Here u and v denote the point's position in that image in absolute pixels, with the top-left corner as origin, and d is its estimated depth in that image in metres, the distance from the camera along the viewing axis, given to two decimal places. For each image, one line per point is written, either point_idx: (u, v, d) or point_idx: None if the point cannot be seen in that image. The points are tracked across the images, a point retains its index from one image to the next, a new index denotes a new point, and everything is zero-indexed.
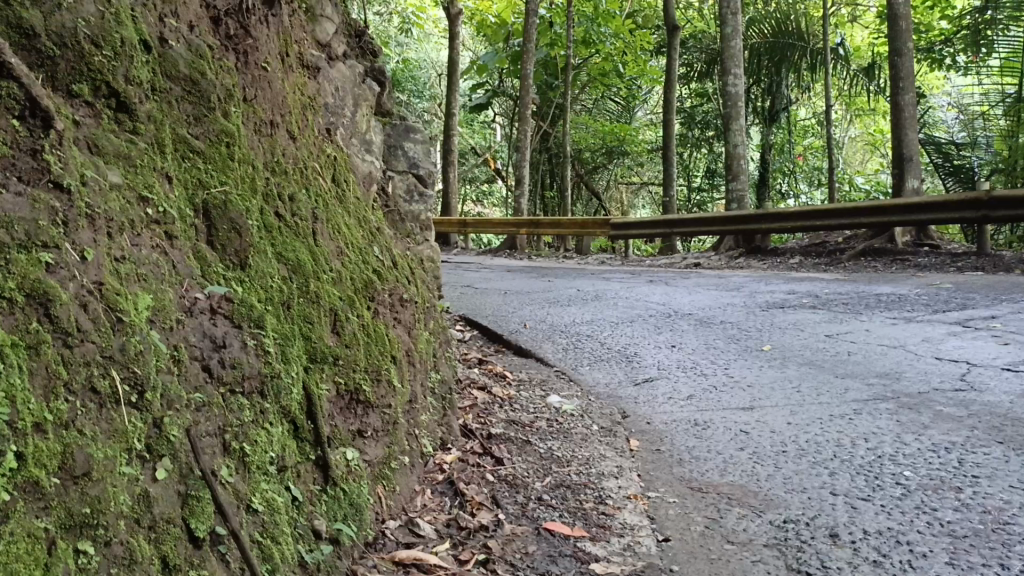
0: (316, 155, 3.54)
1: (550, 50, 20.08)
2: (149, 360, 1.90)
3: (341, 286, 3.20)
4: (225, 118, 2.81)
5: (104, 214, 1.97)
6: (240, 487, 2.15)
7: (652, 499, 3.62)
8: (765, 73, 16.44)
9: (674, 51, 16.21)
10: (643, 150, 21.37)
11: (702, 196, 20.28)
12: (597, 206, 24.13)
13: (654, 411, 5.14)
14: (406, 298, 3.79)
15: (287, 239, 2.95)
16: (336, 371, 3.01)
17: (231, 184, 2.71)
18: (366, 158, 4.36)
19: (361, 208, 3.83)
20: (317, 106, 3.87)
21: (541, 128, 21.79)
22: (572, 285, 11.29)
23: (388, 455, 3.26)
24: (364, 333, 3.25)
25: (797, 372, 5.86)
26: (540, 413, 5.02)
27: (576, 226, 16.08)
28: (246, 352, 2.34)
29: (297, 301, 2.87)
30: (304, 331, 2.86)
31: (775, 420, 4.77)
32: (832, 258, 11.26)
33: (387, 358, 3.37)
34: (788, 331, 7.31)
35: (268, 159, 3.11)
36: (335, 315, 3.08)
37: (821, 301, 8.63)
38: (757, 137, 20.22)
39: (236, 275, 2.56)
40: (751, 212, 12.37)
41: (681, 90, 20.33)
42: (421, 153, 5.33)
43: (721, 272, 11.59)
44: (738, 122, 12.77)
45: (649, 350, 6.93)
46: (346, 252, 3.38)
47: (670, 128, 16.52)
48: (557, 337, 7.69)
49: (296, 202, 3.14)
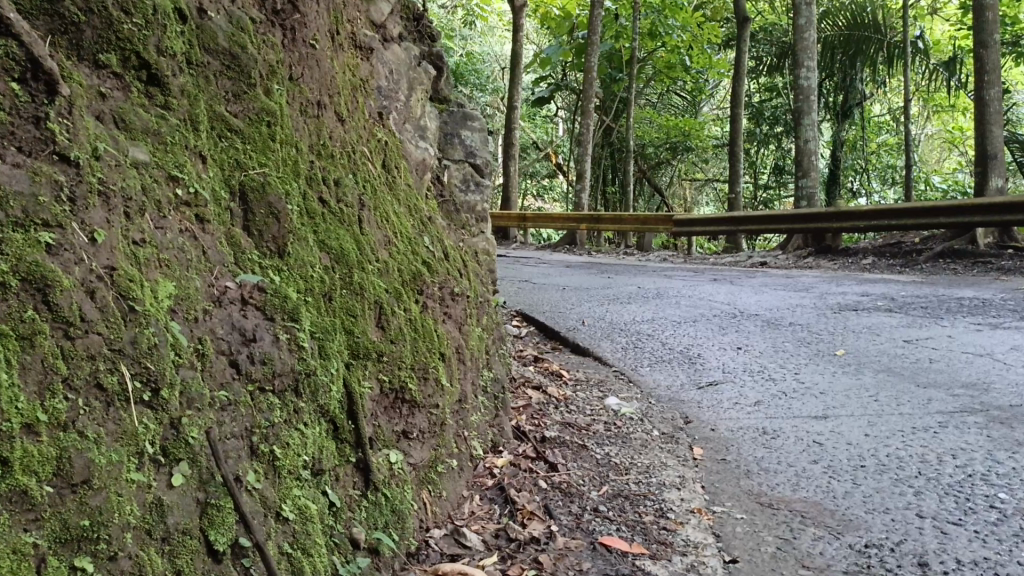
0: (365, 139, 3.36)
1: (616, 43, 19.69)
2: (165, 354, 1.72)
3: (387, 278, 3.01)
4: (267, 96, 2.64)
5: (121, 192, 1.81)
6: (268, 494, 1.96)
7: (717, 514, 3.34)
8: (839, 66, 15.74)
9: (745, 44, 15.69)
10: (709, 146, 20.84)
11: (769, 194, 19.66)
12: (660, 203, 23.65)
13: (719, 417, 4.84)
14: (458, 292, 3.57)
15: (330, 226, 2.77)
16: (380, 368, 2.82)
17: (272, 167, 2.54)
18: (421, 144, 4.16)
19: (413, 196, 3.64)
20: (369, 89, 3.70)
21: (604, 123, 21.44)
22: (633, 282, 10.98)
23: (434, 459, 3.06)
24: (411, 328, 3.04)
25: (874, 380, 5.48)
26: (597, 416, 4.78)
27: (638, 222, 15.71)
28: (278, 347, 2.13)
29: (339, 293, 2.69)
30: (346, 325, 2.68)
31: (852, 431, 4.44)
32: (907, 259, 10.69)
33: (436, 355, 3.17)
34: (863, 335, 6.90)
35: (313, 142, 2.93)
36: (380, 308, 2.89)
37: (898, 304, 8.15)
38: (828, 134, 19.49)
39: (273, 263, 2.39)
40: (822, 210, 11.84)
41: (749, 84, 19.72)
42: (479, 142, 5.15)
43: (788, 271, 11.13)
44: (809, 116, 12.24)
45: (713, 352, 6.61)
46: (395, 241, 3.19)
47: (738, 124, 16.01)
48: (617, 335, 7.42)
49: (342, 187, 2.96)
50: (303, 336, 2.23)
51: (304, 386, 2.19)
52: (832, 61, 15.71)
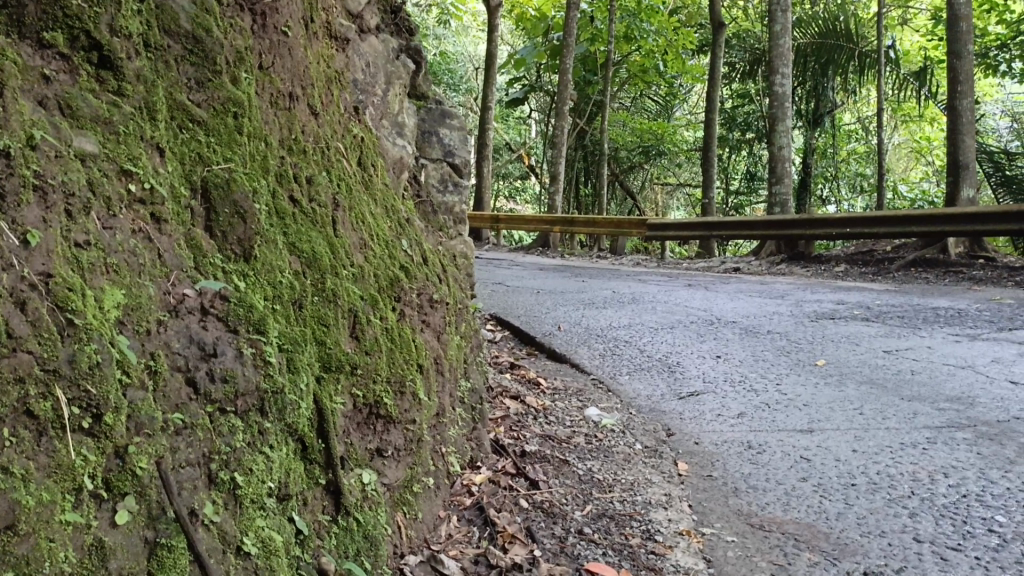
0: (341, 134, 3.15)
1: (591, 46, 19.51)
2: (110, 374, 1.52)
3: (363, 283, 2.79)
4: (234, 85, 2.42)
5: (61, 188, 1.61)
6: (228, 527, 1.75)
7: (707, 536, 3.18)
8: (811, 74, 15.69)
9: (719, 49, 15.61)
10: (682, 150, 20.76)
11: (740, 200, 19.66)
12: (632, 207, 23.56)
13: (702, 430, 4.69)
14: (436, 299, 3.37)
15: (302, 228, 2.55)
16: (353, 382, 2.60)
17: (239, 161, 2.32)
18: (398, 142, 3.95)
19: (390, 196, 3.43)
20: (344, 81, 3.49)
21: (577, 125, 21.30)
22: (608, 286, 10.83)
23: (409, 479, 2.86)
24: (387, 338, 2.83)
25: (858, 392, 5.36)
26: (577, 428, 4.60)
27: (611, 225, 15.58)
28: (242, 363, 1.91)
29: (309, 300, 2.47)
30: (317, 336, 2.47)
31: (839, 447, 4.30)
32: (880, 268, 10.65)
33: (414, 367, 2.97)
34: (843, 344, 6.80)
35: (284, 137, 2.72)
36: (354, 317, 2.67)
37: (875, 313, 8.08)
38: (800, 140, 19.50)
39: (237, 268, 2.18)
40: (795, 216, 11.77)
41: (723, 89, 19.67)
42: (458, 141, 4.96)
43: (763, 278, 11.07)
44: (784, 122, 12.17)
45: (693, 360, 6.47)
46: (371, 244, 2.97)
47: (712, 129, 15.92)
48: (594, 342, 7.26)
49: (315, 185, 2.74)
50: (272, 349, 2.02)
51: (273, 405, 1.98)
52: (805, 68, 15.66)
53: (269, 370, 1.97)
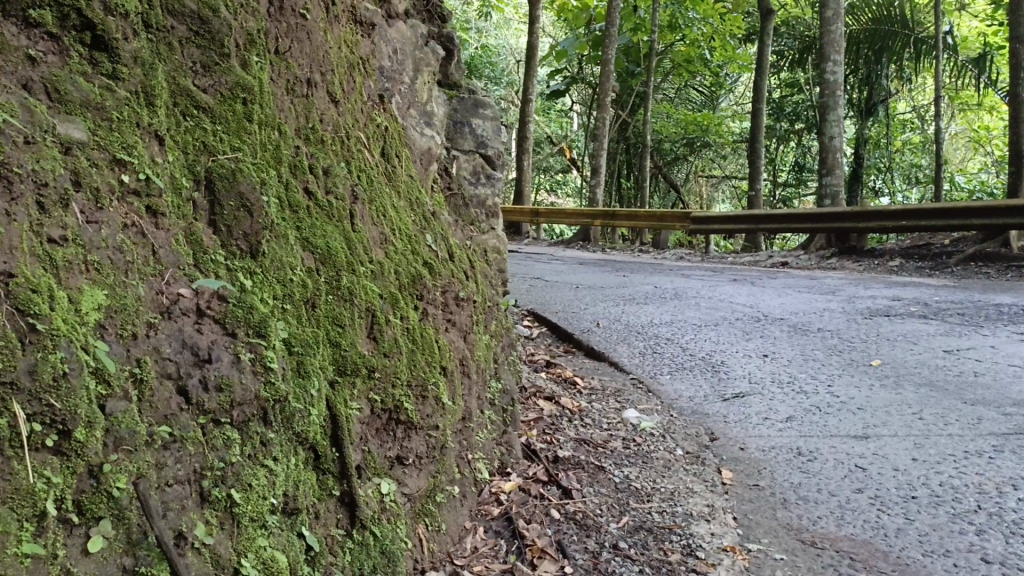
0: (362, 124, 2.99)
1: (634, 36, 19.12)
2: (78, 386, 1.37)
3: (382, 281, 2.63)
4: (244, 69, 2.26)
5: (30, 178, 1.47)
6: (222, 550, 1.59)
7: (753, 552, 2.97)
8: (864, 62, 15.13)
9: (767, 38, 15.18)
10: (727, 141, 20.30)
11: (788, 192, 19.15)
12: (676, 199, 23.17)
13: (748, 434, 4.45)
14: (463, 297, 3.19)
15: (317, 222, 2.40)
16: (371, 387, 2.45)
17: (248, 151, 2.17)
18: (427, 132, 3.79)
19: (414, 187, 3.27)
20: (370, 68, 3.33)
21: (620, 117, 20.96)
22: (649, 281, 10.57)
23: (432, 489, 2.69)
24: (408, 338, 2.67)
25: (916, 395, 5.07)
26: (615, 431, 4.41)
27: (653, 218, 15.28)
28: (240, 369, 1.74)
29: (324, 298, 2.32)
30: (331, 337, 2.31)
31: (897, 455, 4.04)
32: (937, 262, 10.23)
33: (437, 369, 2.80)
34: (898, 344, 6.48)
35: (299, 126, 2.56)
36: (372, 316, 2.51)
37: (931, 310, 7.72)
38: (852, 130, 18.91)
39: (244, 265, 2.02)
40: (846, 209, 11.33)
41: (770, 79, 19.15)
42: (491, 131, 4.81)
43: (811, 273, 10.71)
44: (835, 112, 11.75)
45: (737, 359, 6.21)
46: (392, 239, 2.81)
47: (759, 120, 15.50)
48: (634, 339, 7.03)
49: (332, 177, 2.59)
50: (275, 353, 1.86)
51: (276, 414, 1.82)
52: (858, 56, 15.13)
53: (271, 377, 1.81)
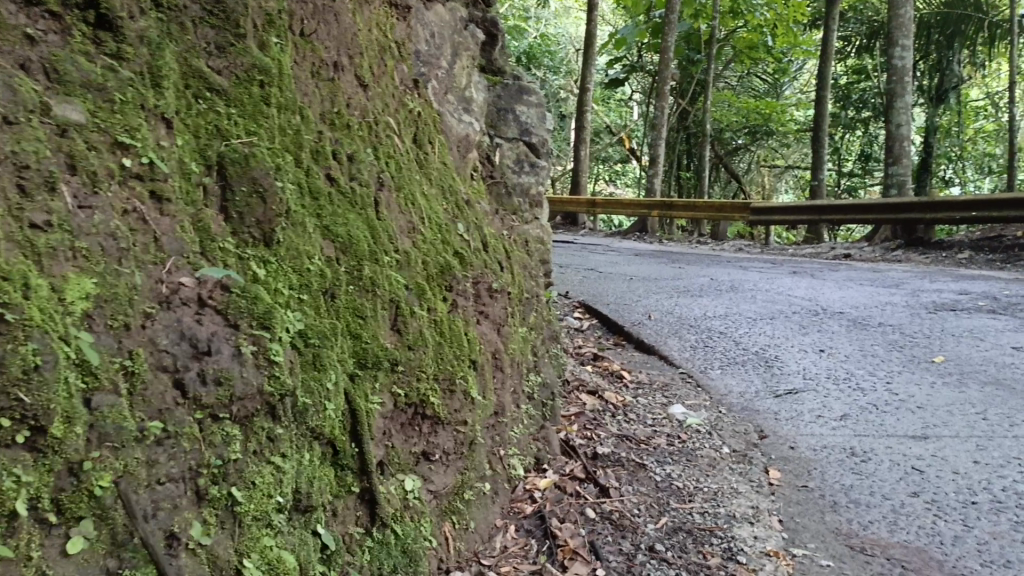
0: (393, 108, 2.91)
1: (694, 23, 18.66)
2: (53, 380, 1.31)
3: (408, 271, 2.54)
4: (262, 50, 2.19)
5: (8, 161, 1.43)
6: (221, 549, 1.52)
7: (798, 558, 2.80)
8: (935, 47, 14.47)
9: (833, 22, 14.64)
10: (792, 130, 19.71)
11: (854, 182, 18.51)
12: (737, 190, 22.63)
13: (800, 433, 4.25)
14: (497, 288, 3.09)
15: (338, 210, 2.32)
16: (395, 381, 2.36)
17: (264, 135, 2.10)
18: (465, 118, 3.69)
19: (448, 174, 3.18)
20: (404, 53, 3.26)
21: (679, 106, 20.55)
22: (705, 272, 10.32)
23: (460, 486, 2.59)
24: (436, 331, 2.57)
25: (980, 394, 4.79)
26: (660, 427, 4.27)
27: (712, 209, 14.93)
28: (241, 363, 1.67)
29: (343, 288, 2.24)
30: (351, 329, 2.23)
31: (958, 457, 3.80)
32: (1010, 254, 9.74)
33: (466, 363, 2.70)
34: (965, 339, 6.15)
35: (323, 111, 2.49)
36: (396, 307, 2.42)
37: (1003, 305, 7.33)
38: (922, 118, 18.16)
39: (256, 254, 1.95)
40: (913, 199, 10.87)
41: (836, 65, 18.50)
42: (536, 119, 4.70)
43: (875, 265, 10.31)
44: (903, 99, 11.25)
45: (793, 354, 5.98)
46: (420, 228, 2.71)
47: (823, 108, 14.98)
48: (685, 332, 6.84)
49: (357, 162, 2.51)
50: (283, 348, 1.79)
51: (283, 408, 1.75)
52: (929, 41, 14.49)
53: (276, 371, 1.74)
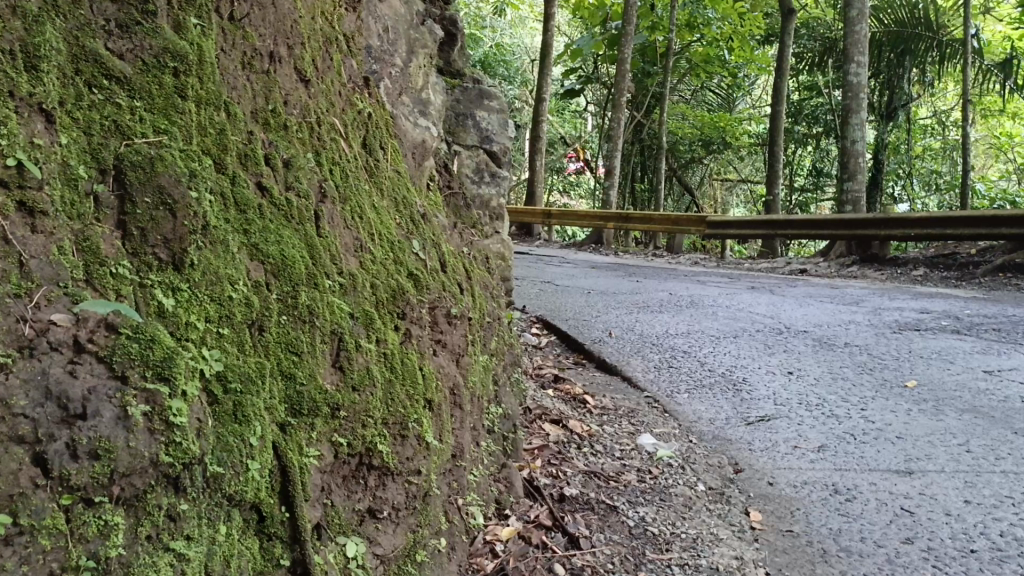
0: (339, 108, 2.54)
1: (650, 35, 18.53)
2: None
3: (355, 296, 2.17)
4: (176, 32, 1.81)
5: None
6: None
7: None
8: (886, 65, 14.48)
9: (788, 38, 14.60)
10: (746, 144, 19.66)
11: (806, 197, 18.52)
12: (690, 203, 22.60)
13: (778, 466, 3.97)
14: (456, 313, 2.73)
15: (270, 226, 1.95)
16: (336, 429, 1.98)
17: (178, 135, 1.73)
18: (421, 122, 3.35)
19: (402, 185, 2.82)
20: (354, 47, 2.91)
21: (635, 118, 20.43)
22: (664, 287, 10.09)
23: (412, 546, 2.21)
24: (387, 365, 2.20)
25: (959, 423, 4.58)
26: (628, 461, 3.95)
27: (668, 222, 14.75)
28: (126, 428, 1.32)
29: (274, 319, 1.87)
30: (282, 368, 1.86)
31: (947, 496, 3.58)
32: (964, 272, 9.69)
33: (422, 404, 2.33)
34: (935, 362, 5.98)
35: (255, 109, 2.12)
36: (339, 341, 2.05)
37: (965, 325, 7.22)
38: (871, 135, 18.28)
39: (162, 279, 1.59)
40: (869, 215, 10.76)
41: (789, 81, 18.55)
42: (498, 125, 4.38)
43: (832, 281, 10.21)
44: (858, 115, 11.18)
45: (761, 377, 5.72)
46: (370, 246, 2.34)
47: (778, 123, 14.93)
48: (648, 351, 6.56)
49: (295, 169, 2.14)
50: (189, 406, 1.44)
51: (190, 479, 1.41)
52: (880, 59, 14.52)
53: (176, 435, 1.39)
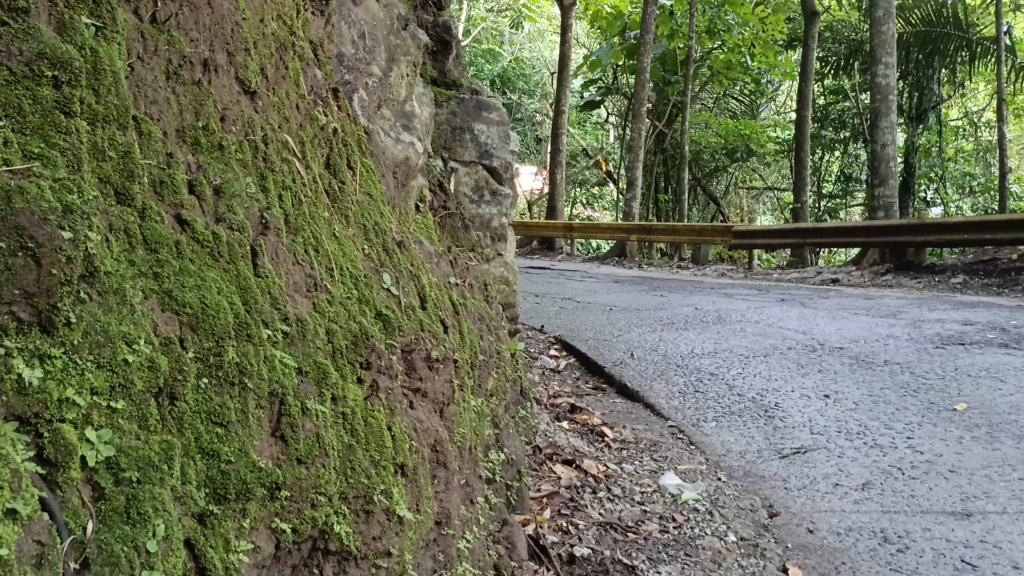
0: (292, 124, 2.20)
1: (670, 43, 18.11)
2: None
3: (301, 347, 1.81)
4: (60, 35, 1.49)
5: None
6: None
7: None
8: (915, 66, 13.93)
9: (812, 42, 14.10)
10: (770, 151, 19.14)
11: (834, 204, 17.87)
12: (715, 213, 22.02)
13: (817, 508, 3.56)
14: (436, 358, 2.36)
15: (189, 269, 1.60)
16: (277, 512, 1.60)
17: (57, 161, 1.40)
18: (405, 138, 3.01)
19: (376, 210, 2.48)
20: (321, 56, 2.58)
21: (656, 128, 19.97)
22: (689, 301, 9.65)
23: None
24: (343, 428, 1.84)
25: (1018, 453, 4.13)
26: (649, 509, 3.55)
27: (692, 233, 14.26)
28: None
29: (191, 384, 1.51)
30: (201, 445, 1.49)
31: (1013, 544, 3.14)
32: (1006, 279, 9.15)
33: (392, 470, 1.95)
34: (983, 381, 5.50)
35: (180, 126, 1.78)
36: (280, 405, 1.68)
37: (1013, 337, 6.72)
38: (899, 139, 17.70)
39: (23, 346, 1.26)
40: (901, 221, 10.23)
41: (815, 86, 18.00)
42: (497, 138, 4.01)
43: (866, 291, 9.70)
44: (887, 119, 10.66)
45: (795, 401, 5.27)
46: (322, 287, 1.98)
47: (804, 129, 14.44)
48: (672, 374, 6.14)
49: (228, 197, 1.80)
50: (18, 530, 1.13)
51: None
52: (908, 61, 14.00)
53: None
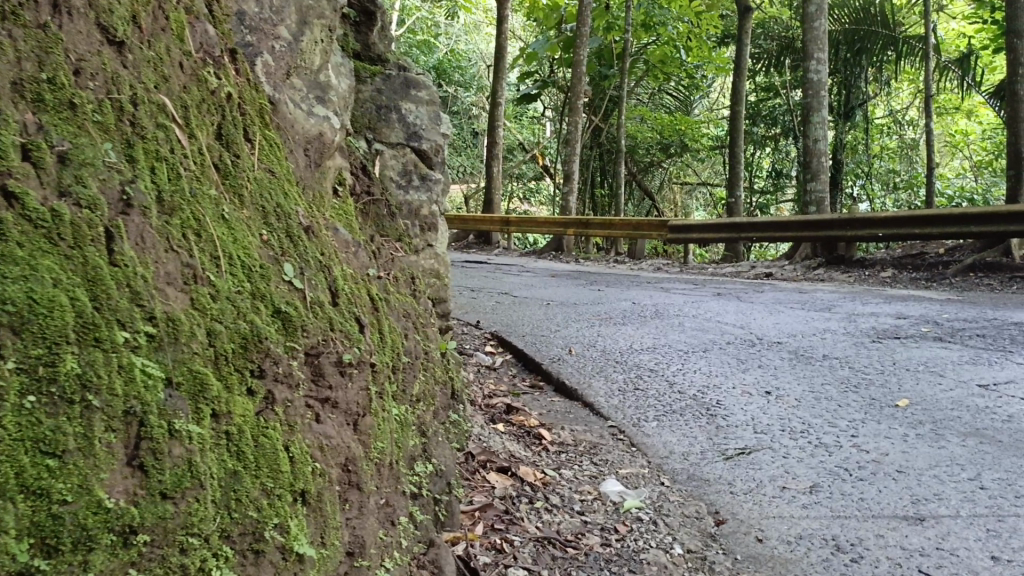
0: (173, 84, 1.85)
1: (606, 36, 17.96)
2: None
3: (171, 353, 1.47)
4: None
5: None
6: None
7: None
8: (845, 64, 14.03)
9: (745, 38, 14.08)
10: (705, 146, 19.19)
11: (765, 200, 17.96)
12: (650, 207, 21.96)
13: (765, 514, 3.34)
14: (348, 362, 2.03)
15: (16, 254, 1.25)
16: (133, 561, 1.27)
17: None
18: (318, 110, 2.67)
19: (279, 189, 2.14)
20: (216, 11, 2.23)
21: (592, 122, 19.80)
22: (626, 295, 9.47)
23: None
24: (223, 450, 1.50)
25: (965, 452, 4.00)
26: (590, 520, 3.31)
27: (627, 227, 14.11)
28: None
29: (11, 404, 1.16)
30: (25, 483, 1.15)
31: (970, 552, 2.98)
32: (934, 273, 9.21)
33: (288, 499, 1.63)
34: (923, 376, 5.41)
35: (16, 78, 1.42)
36: (138, 426, 1.34)
37: (947, 330, 6.70)
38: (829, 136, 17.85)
39: None
40: (831, 216, 10.22)
41: (748, 82, 18.05)
42: (428, 120, 3.70)
43: (800, 285, 9.68)
44: (820, 114, 10.63)
45: (736, 399, 5.08)
46: (203, 278, 1.64)
47: (737, 124, 14.43)
48: (611, 371, 5.91)
49: (75, 165, 1.45)
50: None
51: None
52: (838, 60, 14.08)
53: None
